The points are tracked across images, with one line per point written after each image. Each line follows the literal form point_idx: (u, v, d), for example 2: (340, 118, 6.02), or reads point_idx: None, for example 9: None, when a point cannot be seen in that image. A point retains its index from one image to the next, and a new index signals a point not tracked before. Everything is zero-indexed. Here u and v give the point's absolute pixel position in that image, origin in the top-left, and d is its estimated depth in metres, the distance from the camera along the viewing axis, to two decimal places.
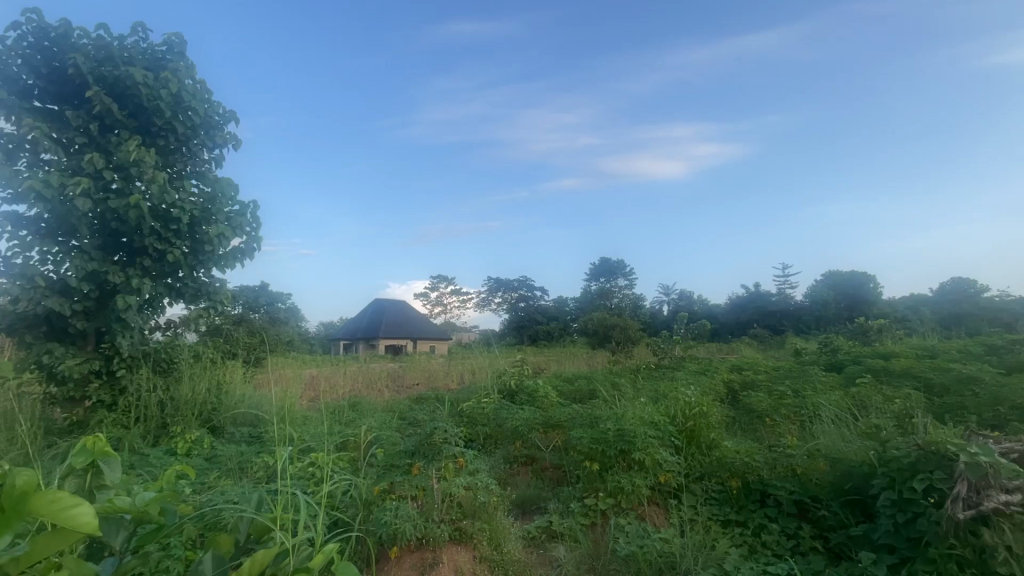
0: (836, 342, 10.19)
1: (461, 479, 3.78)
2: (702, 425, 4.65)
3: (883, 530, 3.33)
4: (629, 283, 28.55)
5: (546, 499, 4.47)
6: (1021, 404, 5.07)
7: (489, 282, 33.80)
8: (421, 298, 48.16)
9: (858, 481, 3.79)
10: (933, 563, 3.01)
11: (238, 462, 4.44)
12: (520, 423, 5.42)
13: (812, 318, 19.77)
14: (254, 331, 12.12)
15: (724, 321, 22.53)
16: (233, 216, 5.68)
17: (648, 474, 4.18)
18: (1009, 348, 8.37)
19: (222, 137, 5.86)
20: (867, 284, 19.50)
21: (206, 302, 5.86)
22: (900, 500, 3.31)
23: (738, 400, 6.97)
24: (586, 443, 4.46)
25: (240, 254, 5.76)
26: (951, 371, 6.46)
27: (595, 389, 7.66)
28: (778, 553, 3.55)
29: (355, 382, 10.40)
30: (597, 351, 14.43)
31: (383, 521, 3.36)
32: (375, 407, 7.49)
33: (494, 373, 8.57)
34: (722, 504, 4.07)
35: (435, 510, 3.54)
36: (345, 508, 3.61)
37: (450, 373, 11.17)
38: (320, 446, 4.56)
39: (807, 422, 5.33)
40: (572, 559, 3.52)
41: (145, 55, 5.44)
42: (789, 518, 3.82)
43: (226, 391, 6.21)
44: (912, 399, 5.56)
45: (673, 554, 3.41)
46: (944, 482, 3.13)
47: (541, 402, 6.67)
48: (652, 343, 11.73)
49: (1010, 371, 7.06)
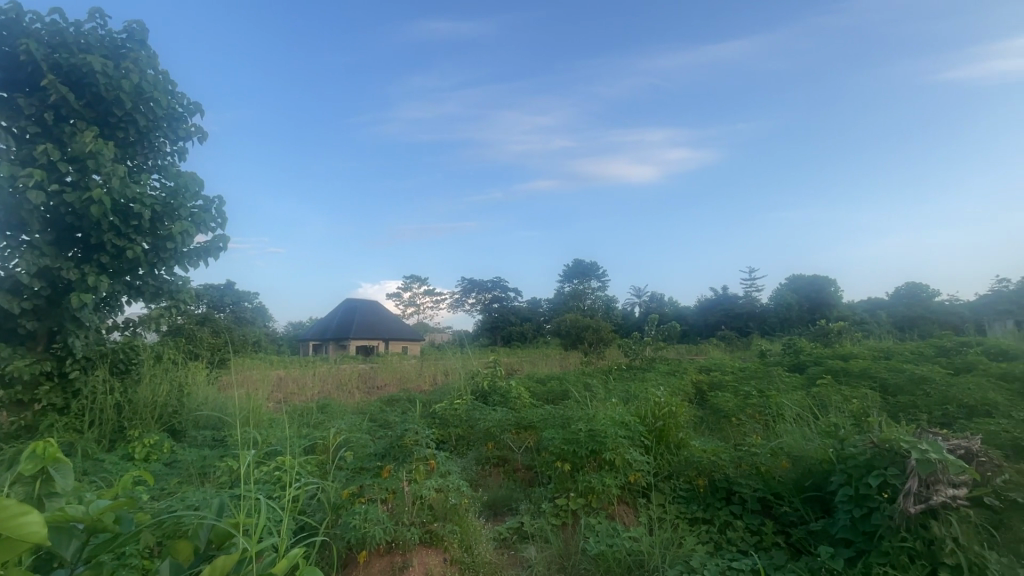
0: (800, 343, 10.58)
1: (432, 481, 3.74)
2: (671, 425, 4.75)
3: (841, 525, 3.46)
4: (602, 284, 28.85)
5: (518, 499, 4.50)
6: (967, 403, 5.37)
7: (463, 282, 33.64)
8: (394, 297, 47.71)
9: (817, 479, 3.93)
10: (887, 556, 3.13)
11: (200, 467, 4.30)
12: (493, 424, 5.41)
13: (776, 321, 20.46)
14: (219, 331, 11.75)
15: (693, 323, 23.07)
16: (197, 212, 5.49)
17: (618, 474, 4.24)
18: (957, 350, 8.86)
19: (186, 131, 5.66)
20: (829, 287, 20.27)
21: (167, 301, 5.64)
22: (857, 496, 3.45)
23: (705, 400, 7.16)
24: (558, 443, 4.51)
25: (205, 252, 5.58)
26: (904, 372, 6.79)
27: (567, 390, 7.75)
28: (742, 549, 3.65)
29: (325, 383, 10.22)
30: (570, 351, 14.55)
31: (351, 525, 3.29)
32: (344, 408, 7.38)
33: (468, 374, 8.55)
34: (690, 502, 4.15)
35: (406, 512, 3.50)
36: (313, 513, 3.55)
37: (423, 374, 11.10)
38: (289, 450, 4.47)
39: (771, 421, 5.50)
40: (543, 559, 3.55)
41: (104, 43, 5.21)
42: (753, 515, 3.91)
43: (188, 394, 6.01)
44: (869, 398, 5.81)
45: (642, 552, 3.46)
46: (897, 477, 3.28)
47: (514, 403, 6.69)
48: (623, 344, 11.91)
49: (958, 371, 7.47)
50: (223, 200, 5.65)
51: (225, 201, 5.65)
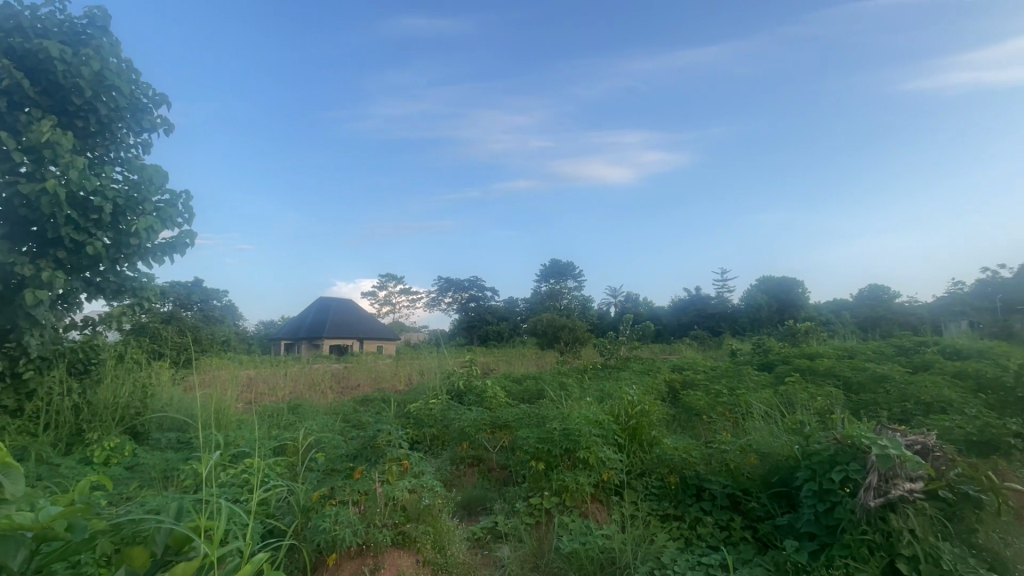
0: (768, 342, 10.87)
1: (405, 481, 3.70)
2: (644, 423, 4.80)
3: (805, 519, 3.56)
4: (579, 284, 29.01)
5: (492, 499, 4.50)
6: (923, 400, 5.61)
7: (440, 281, 33.40)
8: (369, 297, 47.11)
9: (784, 474, 4.03)
10: (848, 548, 3.23)
11: (163, 471, 4.15)
12: (467, 424, 5.38)
13: (746, 321, 20.95)
14: (185, 330, 11.37)
15: (667, 322, 23.46)
16: (162, 206, 5.30)
17: (592, 472, 4.26)
18: (915, 349, 9.23)
19: (151, 122, 5.46)
20: (796, 288, 20.87)
21: (130, 299, 5.43)
22: (820, 491, 3.55)
23: (677, 398, 7.28)
24: (533, 442, 4.52)
25: (170, 248, 5.38)
26: (866, 370, 7.04)
27: (542, 389, 7.76)
28: (711, 545, 3.73)
29: (297, 383, 10.01)
30: (546, 351, 14.58)
31: (322, 528, 3.24)
32: (316, 408, 7.23)
33: (443, 373, 8.49)
34: (661, 499, 4.21)
35: (378, 514, 3.46)
36: (282, 516, 3.48)
37: (397, 374, 10.97)
38: (257, 452, 4.36)
39: (740, 419, 5.62)
40: (515, 558, 3.55)
41: (62, 29, 4.98)
42: (723, 511, 3.99)
43: (152, 395, 5.80)
44: (833, 396, 6.01)
45: (614, 549, 3.50)
46: (858, 472, 3.39)
47: (489, 402, 6.67)
48: (599, 343, 11.99)
49: (915, 368, 7.80)
50: (190, 194, 5.47)
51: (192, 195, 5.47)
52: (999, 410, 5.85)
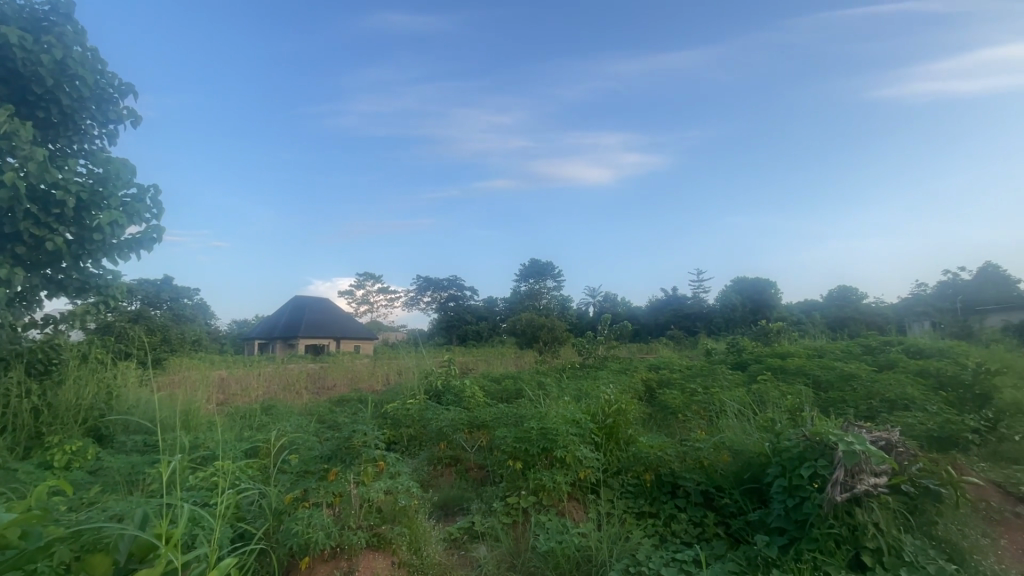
0: (741, 342, 11.09)
1: (381, 483, 3.67)
2: (620, 422, 4.85)
3: (776, 515, 3.63)
4: (558, 284, 29.09)
5: (469, 499, 4.49)
6: (888, 397, 5.81)
7: (418, 280, 33.14)
8: (347, 296, 46.49)
9: (755, 471, 4.11)
10: (816, 542, 3.32)
11: (128, 475, 4.01)
12: (445, 424, 5.33)
13: (721, 321, 21.35)
14: (154, 330, 11.02)
15: (645, 322, 23.77)
16: (128, 201, 5.11)
17: (569, 471, 4.28)
18: (880, 348, 9.55)
19: (117, 113, 5.27)
20: (769, 289, 21.35)
21: (94, 297, 5.22)
22: (790, 486, 3.62)
23: (653, 397, 7.38)
24: (510, 442, 4.52)
25: (137, 244, 5.20)
26: (834, 368, 7.26)
27: (520, 389, 7.77)
28: (685, 541, 3.80)
29: (271, 384, 9.80)
30: (525, 351, 14.57)
31: (294, 531, 3.17)
32: (290, 409, 7.10)
33: (421, 373, 8.42)
34: (637, 497, 4.25)
35: (352, 516, 3.42)
36: (253, 519, 3.40)
37: (375, 374, 10.84)
38: (228, 454, 4.25)
39: (714, 417, 5.72)
40: (492, 558, 3.55)
41: (21, 15, 4.77)
42: (696, 508, 4.06)
43: (117, 396, 5.65)
44: (803, 394, 6.18)
45: (590, 547, 3.52)
46: (827, 468, 3.47)
47: (467, 402, 6.64)
48: (577, 343, 12.05)
49: (880, 366, 8.07)
50: (158, 189, 5.29)
51: (161, 189, 5.29)
52: (958, 407, 6.11)
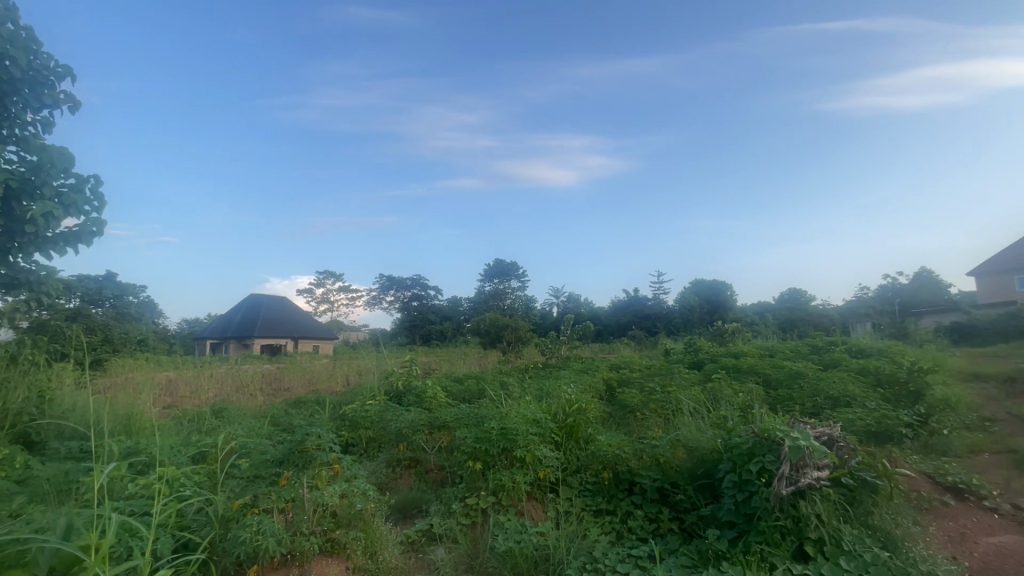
0: (698, 342, 11.45)
1: (336, 486, 3.57)
2: (581, 421, 4.90)
3: (726, 509, 3.74)
4: (522, 284, 29.16)
5: (428, 501, 4.44)
6: (831, 395, 6.13)
7: (381, 279, 32.53)
8: (306, 295, 45.18)
9: (708, 467, 4.22)
10: (763, 535, 3.45)
11: (61, 484, 3.77)
12: (405, 425, 5.22)
13: (680, 321, 21.95)
14: (93, 328, 10.37)
15: (607, 322, 24.18)
16: (65, 192, 4.76)
17: (528, 471, 4.29)
18: (826, 349, 10.06)
19: (52, 98, 4.92)
20: (725, 291, 22.10)
21: (26, 294, 4.85)
22: (740, 481, 3.76)
23: (613, 396, 7.51)
24: (469, 442, 4.50)
25: (74, 238, 4.87)
26: (783, 368, 7.59)
27: (483, 389, 7.75)
28: (640, 537, 3.88)
29: (222, 386, 9.39)
30: (488, 351, 14.52)
31: (241, 540, 3.04)
32: (243, 412, 6.83)
33: (382, 373, 8.29)
34: (595, 495, 4.31)
35: (305, 522, 3.39)
36: (198, 528, 3.27)
37: (334, 374, 10.57)
38: (172, 461, 4.04)
39: (670, 415, 5.88)
40: (450, 560, 3.53)
41: None
42: (652, 504, 4.15)
43: (50, 400, 5.31)
44: (754, 392, 6.43)
45: (548, 546, 3.54)
46: (773, 463, 3.61)
47: (428, 403, 6.58)
48: (540, 343, 12.11)
49: (825, 365, 8.49)
50: (99, 179, 4.95)
51: (102, 180, 4.96)
52: (894, 403, 6.51)
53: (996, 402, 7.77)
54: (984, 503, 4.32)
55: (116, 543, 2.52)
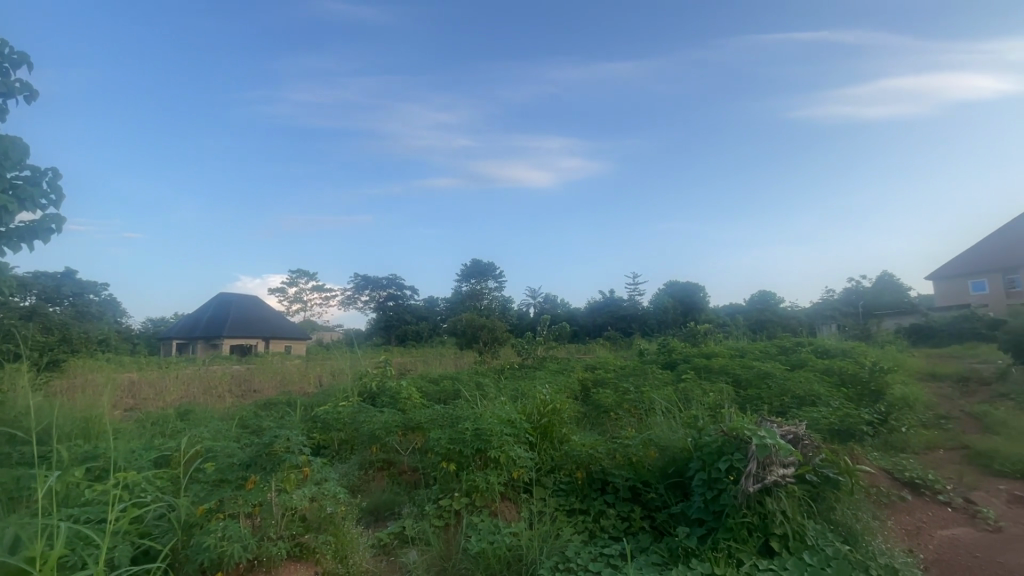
0: (671, 343, 11.65)
1: (305, 489, 3.49)
2: (555, 421, 4.92)
3: (696, 506, 3.82)
4: (499, 284, 29.10)
5: (401, 503, 4.40)
6: (797, 394, 6.32)
7: (356, 278, 32.07)
8: (278, 294, 44.20)
9: (679, 465, 4.28)
10: (730, 531, 3.53)
11: (12, 492, 3.59)
12: (378, 426, 5.15)
13: (655, 322, 22.30)
14: (51, 327, 9.92)
15: (583, 323, 24.38)
16: (20, 185, 4.54)
17: (502, 471, 4.29)
18: (793, 349, 10.38)
19: (7, 86, 4.68)
20: (698, 292, 22.54)
21: None
22: (709, 479, 3.83)
23: (588, 396, 7.58)
24: (443, 443, 4.46)
25: (30, 233, 4.64)
26: (752, 368, 7.78)
27: (458, 390, 7.73)
28: (613, 536, 3.92)
29: (189, 387, 9.11)
30: (464, 351, 14.47)
31: (205, 546, 2.95)
32: (210, 414, 6.64)
33: (355, 374, 8.18)
34: (569, 495, 4.34)
35: (272, 526, 3.30)
36: (160, 535, 3.17)
37: (306, 375, 10.37)
38: (133, 465, 3.90)
39: (643, 415, 5.96)
40: (422, 563, 3.51)
41: None
42: (625, 503, 4.20)
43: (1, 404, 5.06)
44: (724, 391, 6.58)
45: (521, 546, 3.54)
46: (741, 461, 3.70)
47: (402, 403, 6.51)
48: (516, 343, 12.13)
49: (792, 366, 8.74)
50: (57, 172, 4.74)
51: (60, 173, 4.74)
52: (856, 402, 6.74)
53: (952, 401, 8.14)
54: (939, 497, 4.52)
55: (67, 552, 2.42)
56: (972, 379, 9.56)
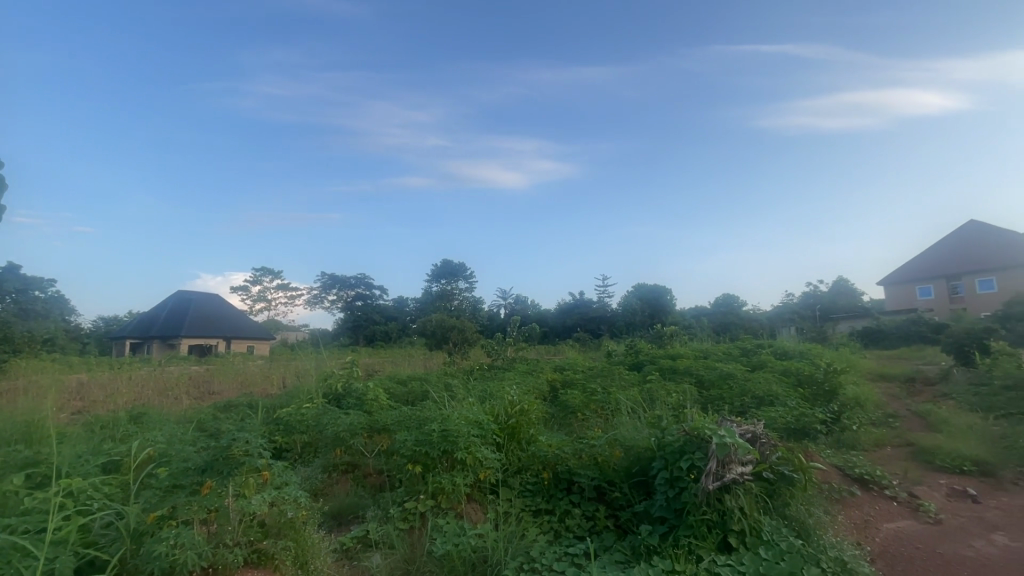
0: (638, 344, 11.87)
1: (264, 494, 3.37)
2: (523, 422, 4.93)
3: (658, 504, 3.90)
4: (470, 284, 28.97)
5: (365, 506, 4.34)
6: (757, 395, 6.53)
7: (323, 278, 31.38)
8: (241, 292, 42.80)
9: (643, 464, 4.35)
10: (691, 528, 3.62)
11: None
12: (342, 429, 5.04)
13: (623, 324, 22.68)
14: None
15: (554, 324, 24.56)
16: None
17: (469, 473, 4.27)
18: (753, 351, 10.73)
19: None
20: (666, 295, 23.02)
21: None
22: (671, 478, 3.92)
23: (556, 397, 7.63)
24: (410, 445, 4.42)
25: None
26: (714, 369, 8.01)
27: (426, 391, 7.66)
28: (578, 535, 3.95)
29: (143, 389, 8.71)
30: (434, 352, 14.36)
31: (156, 554, 2.83)
32: (165, 416, 6.38)
33: (321, 375, 8.01)
34: (535, 495, 4.36)
35: (229, 532, 3.19)
36: (107, 544, 3.03)
37: (268, 376, 10.07)
38: (78, 471, 3.70)
39: (609, 415, 6.05)
40: (385, 566, 3.47)
41: None
42: (590, 502, 4.25)
43: None
44: (687, 392, 6.74)
45: (486, 548, 3.53)
46: (702, 459, 3.80)
47: (368, 405, 6.41)
48: (486, 344, 12.12)
49: (752, 367, 9.04)
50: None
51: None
52: (812, 402, 7.03)
53: (900, 400, 8.57)
54: (885, 492, 4.75)
55: None
56: (918, 379, 10.12)
